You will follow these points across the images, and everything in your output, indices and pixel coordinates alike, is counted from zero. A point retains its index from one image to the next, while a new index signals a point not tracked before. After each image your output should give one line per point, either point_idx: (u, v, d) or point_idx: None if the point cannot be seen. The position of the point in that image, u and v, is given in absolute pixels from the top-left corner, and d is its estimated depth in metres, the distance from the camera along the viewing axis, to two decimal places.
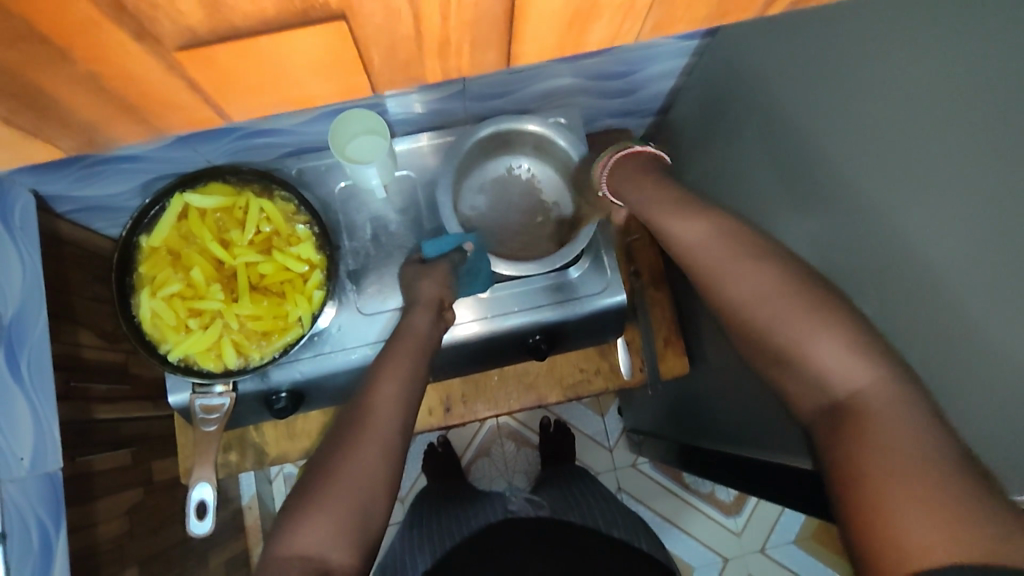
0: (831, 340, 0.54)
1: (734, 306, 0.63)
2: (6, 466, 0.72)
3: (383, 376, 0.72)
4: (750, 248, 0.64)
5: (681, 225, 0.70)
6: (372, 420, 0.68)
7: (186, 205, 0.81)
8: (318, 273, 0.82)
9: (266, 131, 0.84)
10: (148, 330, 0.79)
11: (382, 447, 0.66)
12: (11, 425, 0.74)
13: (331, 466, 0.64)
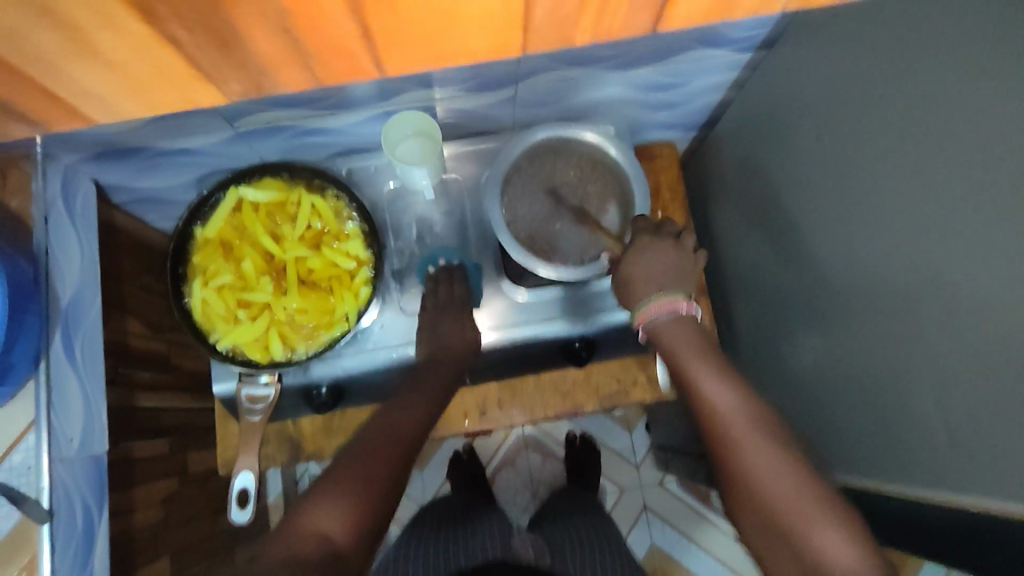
0: (836, 524, 0.57)
1: (752, 486, 0.62)
2: (57, 445, 0.74)
3: (409, 398, 0.76)
4: (773, 437, 0.65)
5: (707, 386, 0.69)
6: (389, 431, 0.71)
7: (240, 199, 0.82)
8: (365, 270, 0.83)
9: (319, 130, 0.86)
10: (198, 319, 0.80)
11: (394, 453, 0.68)
12: (62, 404, 0.76)
13: (346, 464, 0.66)
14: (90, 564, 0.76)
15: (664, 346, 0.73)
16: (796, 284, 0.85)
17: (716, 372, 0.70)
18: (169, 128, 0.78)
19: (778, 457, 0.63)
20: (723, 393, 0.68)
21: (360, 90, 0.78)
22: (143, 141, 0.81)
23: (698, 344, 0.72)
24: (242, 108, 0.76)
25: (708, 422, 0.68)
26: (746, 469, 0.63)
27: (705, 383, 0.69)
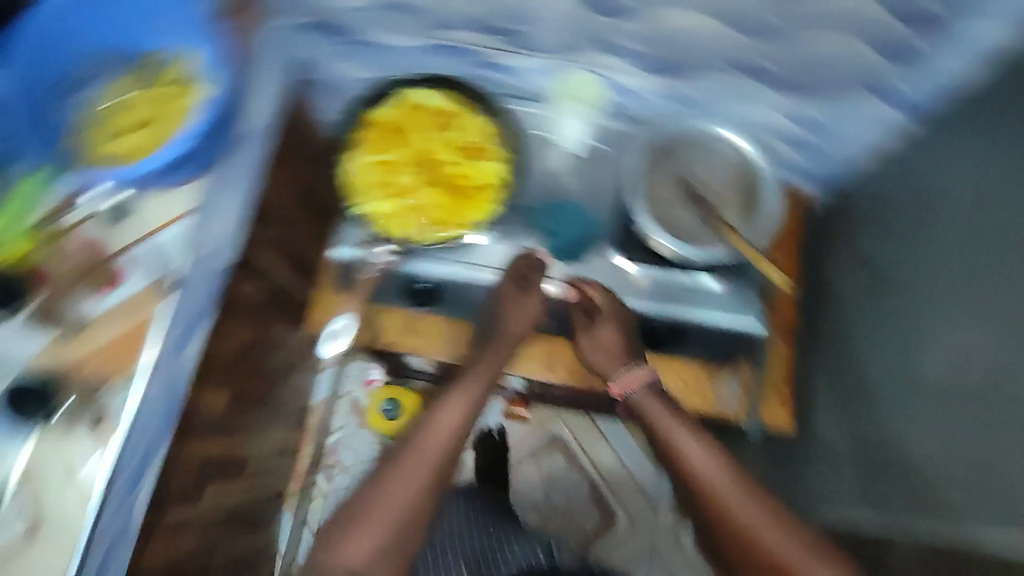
0: (794, 543, 0.75)
1: (729, 519, 0.78)
2: (195, 240, 0.81)
3: (462, 386, 0.87)
4: (742, 480, 0.80)
5: (687, 446, 0.84)
6: (434, 429, 0.81)
7: (415, 96, 0.91)
8: (496, 189, 0.88)
9: (499, 65, 0.95)
10: (346, 182, 0.88)
11: (444, 450, 0.80)
12: (212, 207, 0.84)
13: (389, 478, 0.77)
14: (182, 354, 0.81)
15: (643, 414, 0.89)
16: (885, 342, 0.85)
17: (686, 428, 0.85)
18: (382, 18, 0.91)
19: (743, 492, 0.79)
20: (697, 446, 0.84)
21: (546, 32, 0.86)
22: (356, 25, 0.94)
23: (673, 407, 0.88)
24: (446, 15, 0.87)
25: (689, 479, 0.83)
26: (721, 506, 0.79)
27: (680, 436, 0.85)
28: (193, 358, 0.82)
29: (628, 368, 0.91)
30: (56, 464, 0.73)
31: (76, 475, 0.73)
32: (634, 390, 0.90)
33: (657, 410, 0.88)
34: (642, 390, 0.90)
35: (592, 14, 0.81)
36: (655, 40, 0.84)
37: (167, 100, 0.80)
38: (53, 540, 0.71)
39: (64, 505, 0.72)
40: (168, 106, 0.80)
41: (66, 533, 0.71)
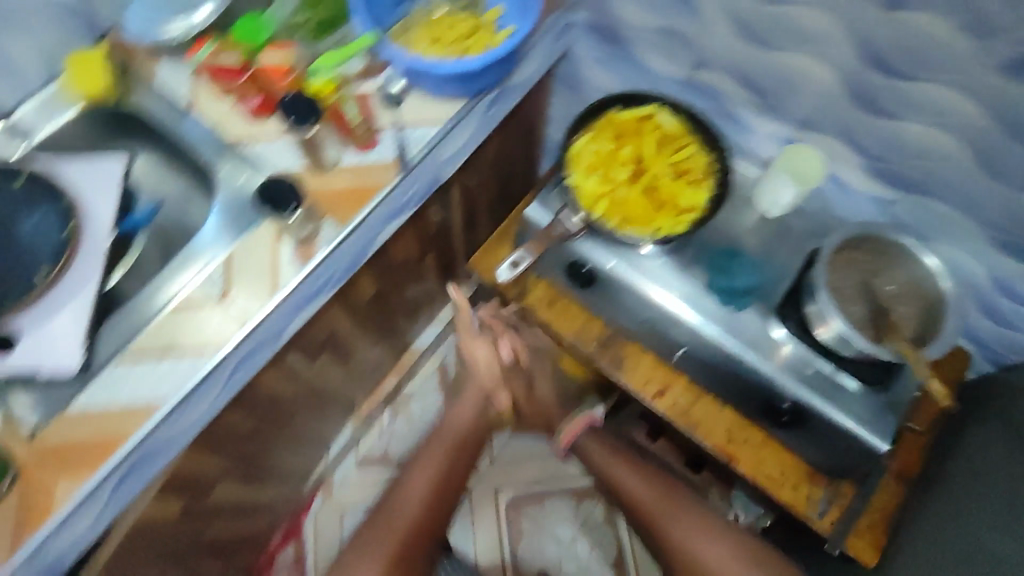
0: (742, 555, 1.01)
1: (691, 566, 1.02)
2: (439, 147, 0.94)
3: (430, 446, 1.20)
4: (727, 546, 1.02)
5: (672, 528, 1.06)
6: (408, 490, 1.13)
7: (656, 114, 1.00)
8: (696, 216, 0.93)
9: (735, 117, 1.02)
10: (570, 153, 0.97)
11: (422, 500, 1.12)
12: (460, 128, 0.96)
13: (393, 515, 1.10)
14: (384, 227, 0.94)
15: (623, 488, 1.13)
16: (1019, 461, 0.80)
17: (634, 474, 1.13)
18: (657, 41, 1.00)
19: (698, 521, 1.05)
20: (635, 481, 1.12)
21: (802, 105, 0.92)
22: (630, 40, 1.03)
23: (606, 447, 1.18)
24: (717, 58, 0.95)
25: (647, 513, 1.09)
26: (682, 551, 1.04)
27: (624, 477, 1.13)
28: (387, 234, 0.96)
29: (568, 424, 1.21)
30: (261, 259, 0.85)
31: (273, 273, 0.84)
32: (579, 433, 1.20)
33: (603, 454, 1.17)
34: (585, 433, 1.20)
35: (853, 104, 0.87)
36: (900, 150, 0.88)
37: (476, 40, 0.95)
38: (230, 314, 0.82)
39: (252, 291, 0.83)
40: (474, 44, 0.94)
41: (244, 313, 0.82)
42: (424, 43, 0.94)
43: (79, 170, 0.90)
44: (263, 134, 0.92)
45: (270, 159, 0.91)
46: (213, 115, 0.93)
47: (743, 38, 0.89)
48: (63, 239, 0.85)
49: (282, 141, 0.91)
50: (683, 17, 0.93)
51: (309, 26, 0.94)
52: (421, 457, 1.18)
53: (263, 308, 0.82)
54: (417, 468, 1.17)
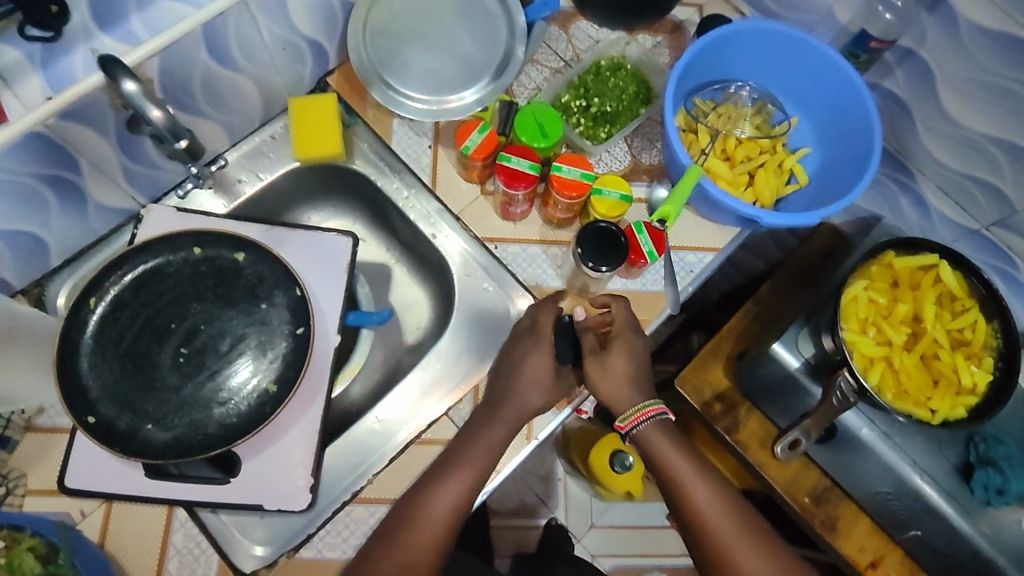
0: (731, 513, 0.67)
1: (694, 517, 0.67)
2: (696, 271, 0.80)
3: (488, 423, 0.68)
4: (731, 505, 0.68)
5: (681, 465, 0.68)
6: (431, 514, 0.63)
7: (936, 264, 0.87)
8: (974, 399, 0.83)
9: (1016, 283, 0.90)
10: (842, 303, 0.85)
11: (444, 530, 0.63)
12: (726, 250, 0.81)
13: (398, 542, 0.62)
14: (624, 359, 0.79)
15: (649, 455, 0.69)
16: None
17: (703, 487, 0.68)
18: (956, 185, 0.87)
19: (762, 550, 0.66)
20: (706, 491, 0.68)
21: None
22: (917, 173, 0.90)
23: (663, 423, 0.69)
24: None
25: (709, 541, 0.67)
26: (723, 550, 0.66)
27: (693, 483, 0.68)
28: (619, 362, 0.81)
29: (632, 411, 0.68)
30: None
31: (527, 419, 0.73)
32: (644, 422, 0.69)
33: (666, 445, 0.68)
34: (650, 425, 0.69)
35: None
36: None
37: (772, 159, 0.82)
38: None
39: None
40: (770, 165, 0.81)
41: None
42: (713, 154, 0.81)
43: (302, 244, 0.77)
44: (519, 234, 0.80)
45: (522, 267, 0.79)
46: (456, 202, 0.81)
47: None
48: (297, 336, 0.71)
49: (538, 250, 0.79)
50: (1011, 178, 0.80)
51: (577, 116, 0.82)
52: (435, 474, 0.66)
53: (516, 458, 0.72)
54: (439, 475, 0.65)
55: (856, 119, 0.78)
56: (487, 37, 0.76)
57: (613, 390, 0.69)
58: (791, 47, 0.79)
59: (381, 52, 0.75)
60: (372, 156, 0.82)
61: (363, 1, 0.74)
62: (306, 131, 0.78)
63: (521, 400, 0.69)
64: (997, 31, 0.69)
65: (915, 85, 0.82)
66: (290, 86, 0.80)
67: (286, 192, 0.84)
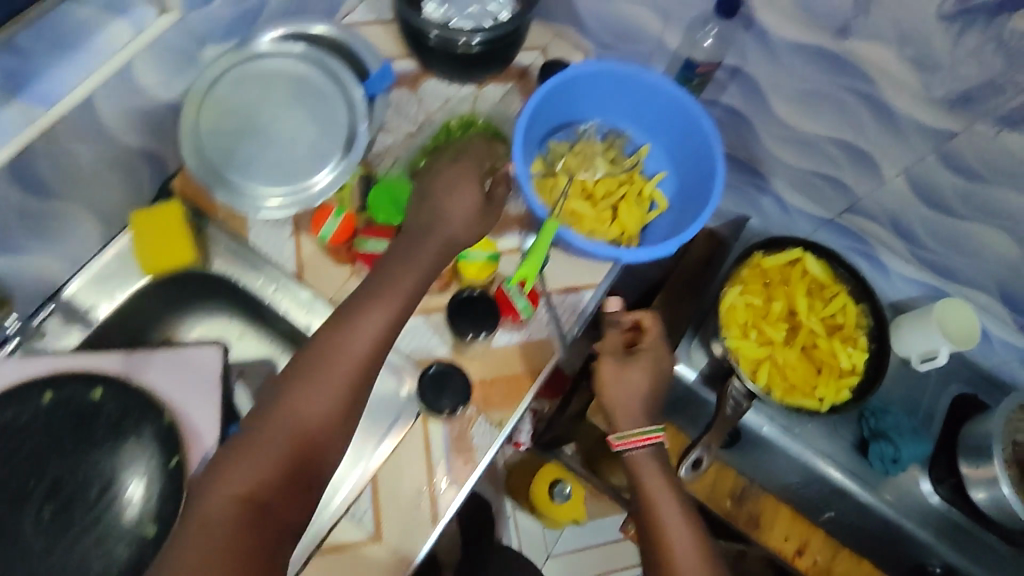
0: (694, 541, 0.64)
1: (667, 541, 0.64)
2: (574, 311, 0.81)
3: (406, 262, 0.67)
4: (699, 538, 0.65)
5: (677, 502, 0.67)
6: (348, 351, 0.61)
7: (800, 258, 0.92)
8: (855, 380, 0.88)
9: (876, 260, 0.96)
10: (721, 312, 0.89)
11: (351, 378, 0.60)
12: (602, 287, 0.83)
13: (306, 389, 0.59)
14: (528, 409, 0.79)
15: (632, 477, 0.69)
16: None
17: (684, 530, 0.65)
18: (805, 183, 0.92)
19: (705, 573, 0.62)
20: (680, 530, 0.65)
21: (967, 263, 0.87)
22: (770, 175, 0.95)
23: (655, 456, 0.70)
24: (876, 209, 0.88)
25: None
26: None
27: (664, 508, 0.66)
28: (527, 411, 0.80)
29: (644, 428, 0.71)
30: (413, 479, 0.72)
31: (430, 497, 0.72)
32: (640, 445, 0.70)
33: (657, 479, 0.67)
34: (643, 451, 0.70)
35: None
36: None
37: (631, 189, 0.84)
38: (390, 553, 0.69)
39: (411, 521, 0.71)
40: (630, 196, 0.83)
41: (404, 551, 0.69)
42: (575, 194, 0.83)
43: (165, 365, 0.74)
44: None
45: (404, 341, 0.77)
46: (327, 287, 0.78)
47: (921, 198, 0.83)
48: (172, 467, 0.68)
49: (418, 320, 0.78)
50: (850, 169, 0.85)
51: None
52: (369, 296, 0.64)
53: (427, 543, 0.70)
54: (357, 313, 0.63)
55: (698, 143, 0.81)
56: (327, 118, 0.75)
57: (624, 397, 0.72)
58: (628, 81, 0.81)
59: (218, 151, 0.72)
60: (230, 254, 0.78)
61: (191, 101, 0.71)
62: (151, 248, 0.75)
63: (446, 232, 0.69)
64: (808, 44, 0.73)
65: (749, 99, 0.86)
66: (130, 200, 0.76)
67: (146, 307, 0.79)
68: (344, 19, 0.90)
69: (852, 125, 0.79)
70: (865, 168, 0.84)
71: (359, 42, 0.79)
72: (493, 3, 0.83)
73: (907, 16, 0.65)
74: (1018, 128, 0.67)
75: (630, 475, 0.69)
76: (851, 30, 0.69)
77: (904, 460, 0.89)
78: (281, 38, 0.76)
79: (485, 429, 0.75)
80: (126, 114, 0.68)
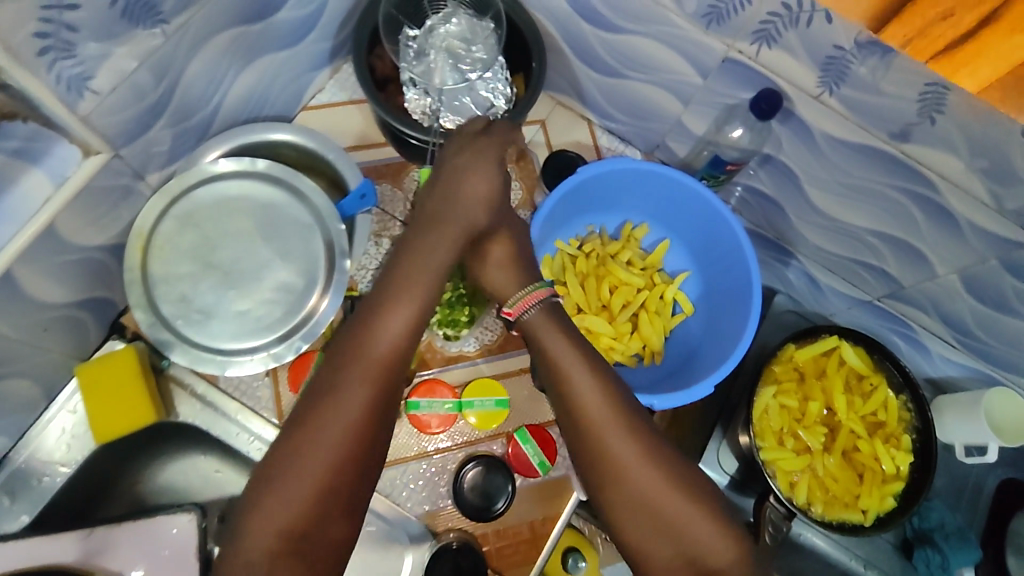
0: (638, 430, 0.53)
1: (570, 409, 0.54)
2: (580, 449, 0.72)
3: (409, 267, 0.54)
4: (647, 433, 0.53)
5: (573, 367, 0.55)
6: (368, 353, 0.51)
7: (837, 349, 0.84)
8: (901, 486, 0.80)
9: (913, 341, 0.88)
10: (754, 418, 0.80)
11: (404, 331, 0.52)
12: None
13: (355, 353, 0.50)
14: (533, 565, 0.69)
15: (535, 349, 0.56)
16: None
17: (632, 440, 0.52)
18: (840, 266, 0.83)
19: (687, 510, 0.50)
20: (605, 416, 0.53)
21: (1018, 355, 0.80)
22: (798, 254, 0.86)
23: (575, 342, 0.56)
24: (919, 298, 0.80)
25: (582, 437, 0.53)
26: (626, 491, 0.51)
27: (618, 430, 0.52)
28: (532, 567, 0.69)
29: (526, 290, 0.58)
30: None
31: None
32: (532, 309, 0.57)
33: (570, 352, 0.54)
34: (538, 313, 0.57)
35: None
36: None
37: (651, 295, 0.74)
38: None
39: None
40: (651, 303, 0.74)
41: None
42: (588, 307, 0.73)
43: (133, 545, 0.64)
44: (395, 453, 0.69)
45: (405, 494, 0.68)
46: None
47: (973, 294, 0.74)
48: None
49: (419, 467, 0.69)
50: (893, 260, 0.76)
51: None
52: (358, 335, 0.51)
53: None
54: (357, 339, 0.51)
55: (726, 245, 0.72)
56: (298, 248, 0.64)
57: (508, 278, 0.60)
58: (647, 176, 0.71)
59: (173, 302, 0.61)
60: (198, 401, 0.69)
61: (135, 243, 0.61)
62: (103, 404, 0.65)
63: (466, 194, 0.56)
64: (854, 142, 0.64)
65: (779, 183, 0.76)
66: (75, 350, 0.66)
67: (108, 461, 0.69)
68: (311, 101, 0.79)
69: (901, 222, 0.70)
70: (912, 260, 0.75)
71: (329, 149, 0.67)
72: (485, 90, 0.72)
73: (980, 130, 0.55)
74: None
75: (530, 340, 0.57)
76: (910, 134, 0.59)
77: (951, 569, 0.82)
78: (235, 154, 0.65)
79: None
80: (61, 273, 0.58)
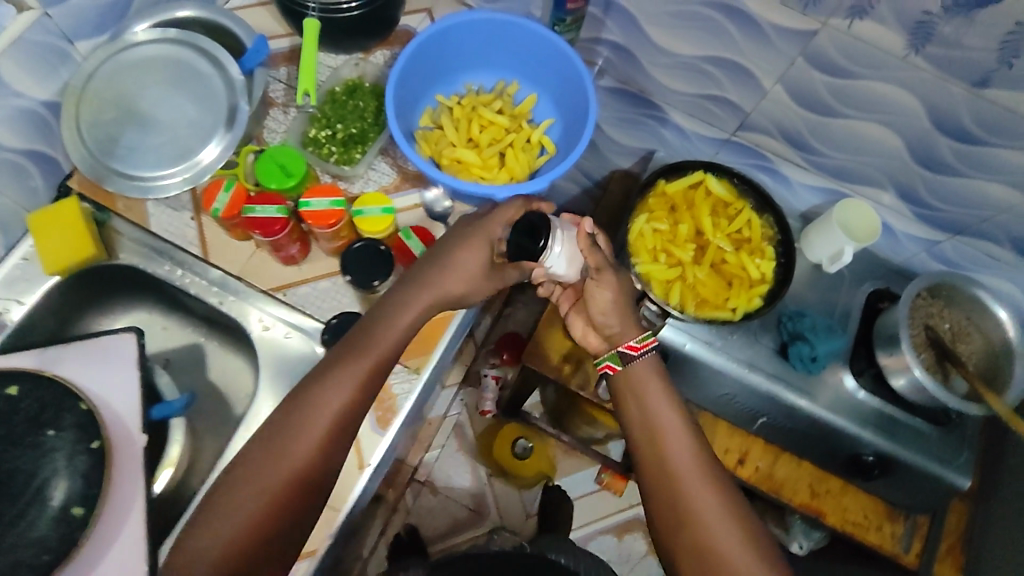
0: (694, 446, 0.73)
1: (650, 434, 0.74)
2: None
3: (358, 349, 0.67)
4: (699, 449, 0.73)
5: (665, 415, 0.75)
6: (311, 427, 0.64)
7: (701, 181, 0.95)
8: (766, 288, 0.91)
9: (774, 173, 1.00)
10: (631, 241, 0.92)
11: (342, 419, 0.65)
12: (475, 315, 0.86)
13: (296, 425, 0.64)
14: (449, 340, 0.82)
15: (637, 399, 0.77)
16: None
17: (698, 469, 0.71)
18: (698, 107, 0.95)
19: (739, 534, 0.67)
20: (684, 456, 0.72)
21: (858, 164, 0.91)
22: (665, 105, 0.98)
23: (673, 402, 0.76)
24: (764, 122, 0.91)
25: (660, 470, 0.72)
26: (692, 513, 0.68)
27: (672, 438, 0.73)
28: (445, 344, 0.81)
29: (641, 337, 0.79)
30: None
31: (355, 448, 0.75)
32: (643, 355, 0.78)
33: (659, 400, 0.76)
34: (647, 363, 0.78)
35: (917, 165, 0.86)
36: (957, 201, 0.87)
37: (518, 137, 0.86)
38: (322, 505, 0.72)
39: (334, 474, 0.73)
40: (517, 143, 0.85)
41: (334, 502, 0.73)
42: (461, 144, 0.85)
43: (82, 359, 0.75)
44: (309, 274, 0.80)
45: (316, 304, 0.79)
46: (236, 264, 0.80)
47: (801, 105, 0.85)
48: (94, 449, 0.70)
49: (328, 282, 0.80)
50: (733, 88, 0.88)
51: (328, 146, 0.81)
52: (302, 406, 0.65)
53: (355, 490, 0.73)
54: (300, 417, 0.64)
55: (575, 83, 0.83)
56: (206, 95, 0.76)
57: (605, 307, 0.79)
58: (501, 32, 0.83)
59: (101, 141, 0.73)
60: (134, 245, 0.80)
61: (69, 98, 0.73)
62: (51, 246, 0.76)
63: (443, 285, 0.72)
64: None
65: (626, 31, 0.88)
66: (25, 203, 0.78)
67: (63, 303, 0.81)
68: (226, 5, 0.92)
69: (724, 42, 0.82)
70: (745, 83, 0.86)
71: (226, 17, 0.79)
72: None
73: None
74: (868, 17, 0.70)
75: (626, 388, 0.78)
76: None
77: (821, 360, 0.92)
78: (150, 28, 0.78)
79: (405, 378, 0.78)
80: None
